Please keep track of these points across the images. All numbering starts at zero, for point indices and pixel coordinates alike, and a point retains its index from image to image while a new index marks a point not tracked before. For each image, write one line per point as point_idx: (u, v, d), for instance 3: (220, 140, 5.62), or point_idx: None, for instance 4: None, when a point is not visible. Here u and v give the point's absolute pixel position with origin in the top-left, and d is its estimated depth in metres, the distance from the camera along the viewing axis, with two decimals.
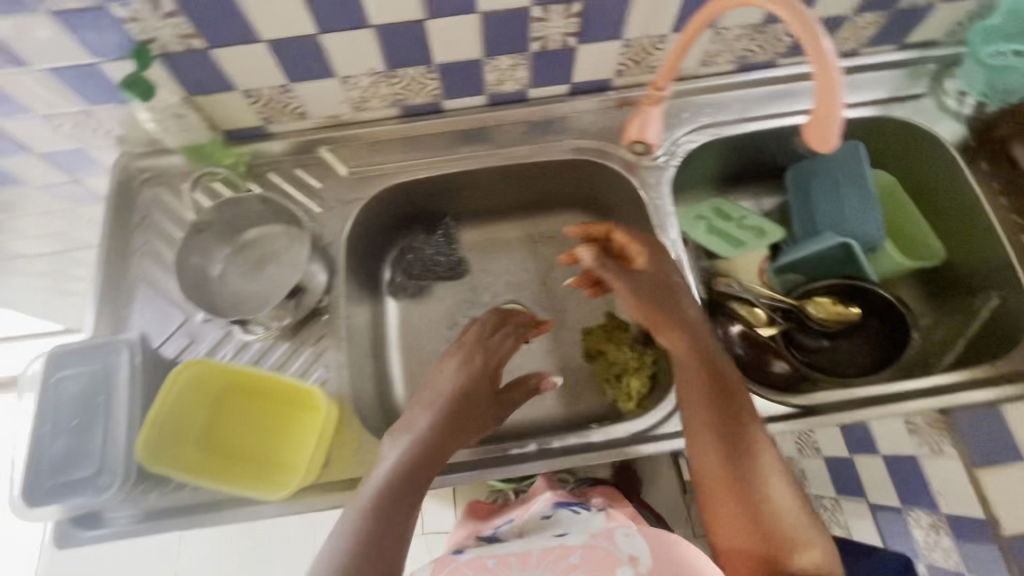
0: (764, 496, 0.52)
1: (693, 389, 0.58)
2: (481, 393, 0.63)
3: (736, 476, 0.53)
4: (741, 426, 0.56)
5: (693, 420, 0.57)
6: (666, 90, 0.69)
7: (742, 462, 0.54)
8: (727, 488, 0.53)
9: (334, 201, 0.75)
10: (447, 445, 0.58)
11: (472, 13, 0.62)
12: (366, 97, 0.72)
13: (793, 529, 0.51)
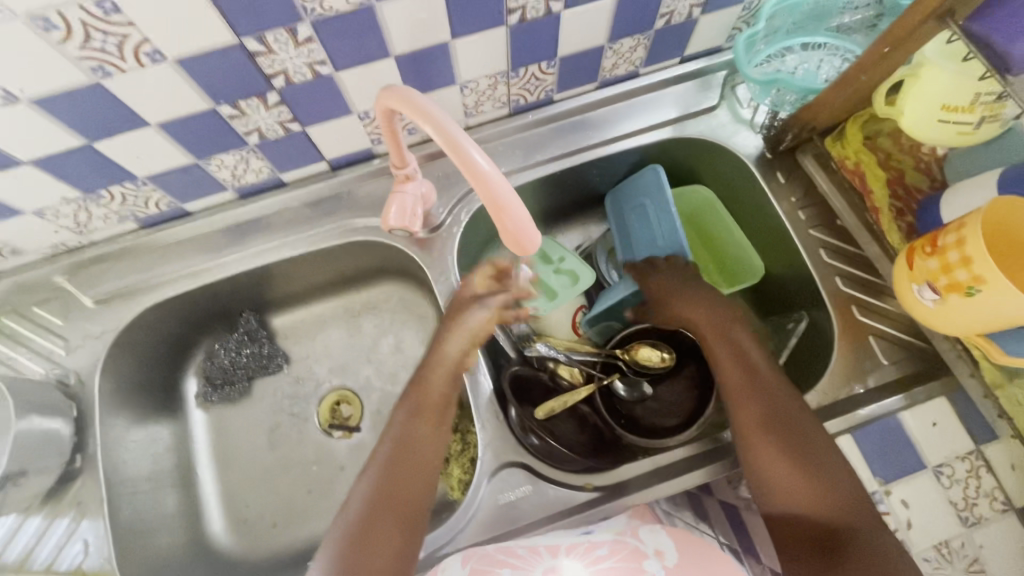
0: (818, 442, 0.54)
1: (731, 369, 0.60)
2: (436, 391, 0.62)
3: (774, 431, 0.54)
4: (771, 390, 0.57)
5: (736, 409, 0.57)
6: (411, 165, 0.60)
7: (799, 433, 0.54)
8: (762, 450, 0.54)
9: (82, 337, 0.67)
10: (423, 456, 0.58)
11: (146, 127, 0.53)
12: (83, 220, 0.63)
13: (828, 472, 0.52)
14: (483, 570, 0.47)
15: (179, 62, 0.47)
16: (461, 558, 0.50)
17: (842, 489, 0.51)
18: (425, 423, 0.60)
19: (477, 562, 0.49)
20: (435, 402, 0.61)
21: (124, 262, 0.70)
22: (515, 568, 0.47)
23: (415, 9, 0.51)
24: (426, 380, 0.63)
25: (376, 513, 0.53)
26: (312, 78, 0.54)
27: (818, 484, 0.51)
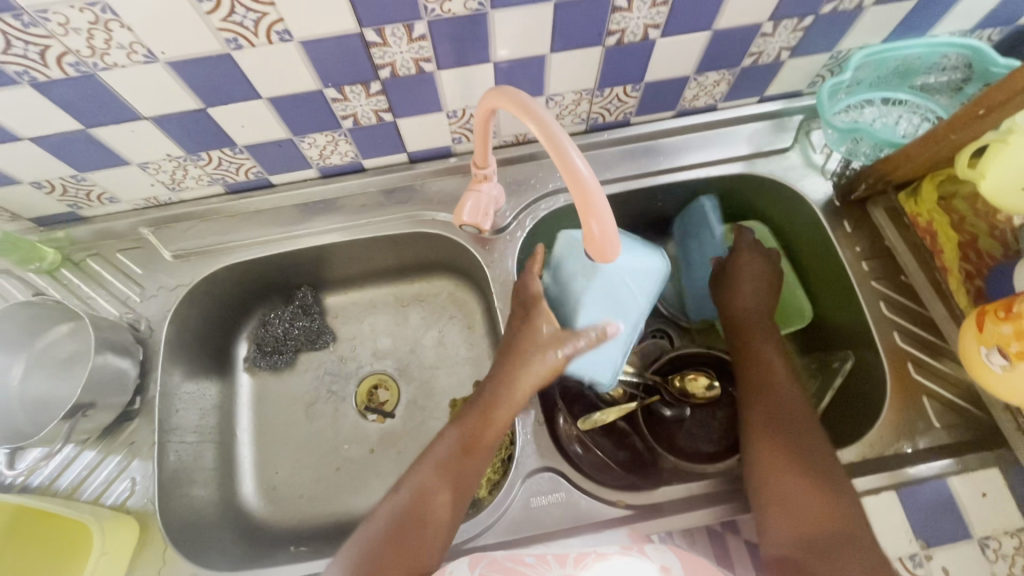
0: (829, 463, 0.54)
1: (764, 410, 0.59)
2: (490, 435, 0.58)
3: (797, 460, 0.54)
4: (796, 418, 0.57)
5: (756, 429, 0.58)
6: (490, 167, 0.62)
7: (818, 464, 0.54)
8: (774, 462, 0.55)
9: (157, 287, 0.71)
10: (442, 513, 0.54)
11: (257, 99, 0.57)
12: (179, 179, 0.68)
13: (836, 494, 0.52)
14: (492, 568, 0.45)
15: (302, 43, 0.51)
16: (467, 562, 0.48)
17: (853, 515, 0.51)
18: (463, 467, 0.56)
19: (484, 566, 0.46)
20: (487, 432, 0.58)
21: (205, 224, 0.74)
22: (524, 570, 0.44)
23: (523, 23, 0.54)
24: (488, 416, 0.59)
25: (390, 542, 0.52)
26: (416, 73, 0.57)
27: (821, 505, 0.52)
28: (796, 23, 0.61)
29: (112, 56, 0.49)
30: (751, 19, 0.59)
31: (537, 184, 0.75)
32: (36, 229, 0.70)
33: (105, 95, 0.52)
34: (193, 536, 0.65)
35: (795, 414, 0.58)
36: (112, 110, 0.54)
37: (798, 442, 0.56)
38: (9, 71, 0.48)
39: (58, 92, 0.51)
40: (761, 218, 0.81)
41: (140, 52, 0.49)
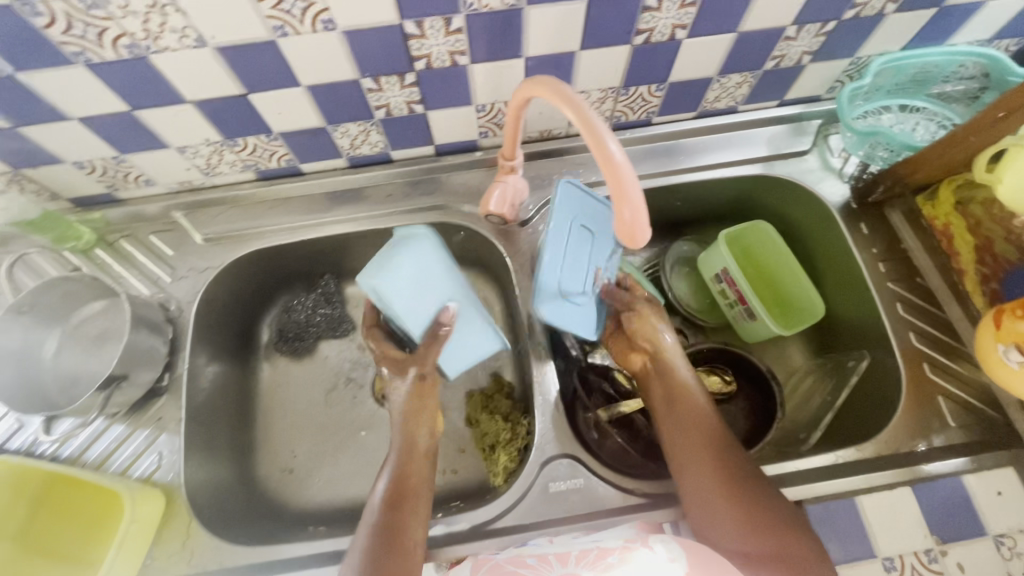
0: (748, 468, 0.55)
1: (681, 431, 0.59)
2: (416, 474, 0.61)
3: (717, 475, 0.55)
4: (710, 432, 0.58)
5: (678, 452, 0.58)
6: (517, 160, 0.64)
7: (739, 472, 0.55)
8: (697, 482, 0.56)
9: (188, 269, 0.73)
10: (417, 531, 0.56)
11: (297, 87, 0.59)
12: (214, 164, 0.70)
13: (779, 520, 0.52)
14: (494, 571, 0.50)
15: (345, 32, 0.53)
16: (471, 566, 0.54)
17: (782, 518, 0.52)
18: (412, 505, 0.58)
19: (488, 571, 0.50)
20: (422, 452, 0.64)
21: (235, 209, 0.76)
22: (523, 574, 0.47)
23: (557, 19, 0.56)
24: (409, 461, 0.62)
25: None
26: (450, 66, 0.59)
27: (757, 528, 0.51)
28: (819, 28, 0.63)
29: (165, 39, 0.51)
30: (777, 22, 0.61)
31: (560, 180, 0.76)
32: (73, 209, 0.72)
33: (154, 78, 0.55)
34: (220, 513, 0.67)
35: (706, 428, 0.59)
36: (159, 93, 0.57)
37: (716, 455, 0.56)
38: (66, 52, 0.50)
39: (110, 74, 0.53)
40: (778, 220, 0.82)
41: (192, 36, 0.51)
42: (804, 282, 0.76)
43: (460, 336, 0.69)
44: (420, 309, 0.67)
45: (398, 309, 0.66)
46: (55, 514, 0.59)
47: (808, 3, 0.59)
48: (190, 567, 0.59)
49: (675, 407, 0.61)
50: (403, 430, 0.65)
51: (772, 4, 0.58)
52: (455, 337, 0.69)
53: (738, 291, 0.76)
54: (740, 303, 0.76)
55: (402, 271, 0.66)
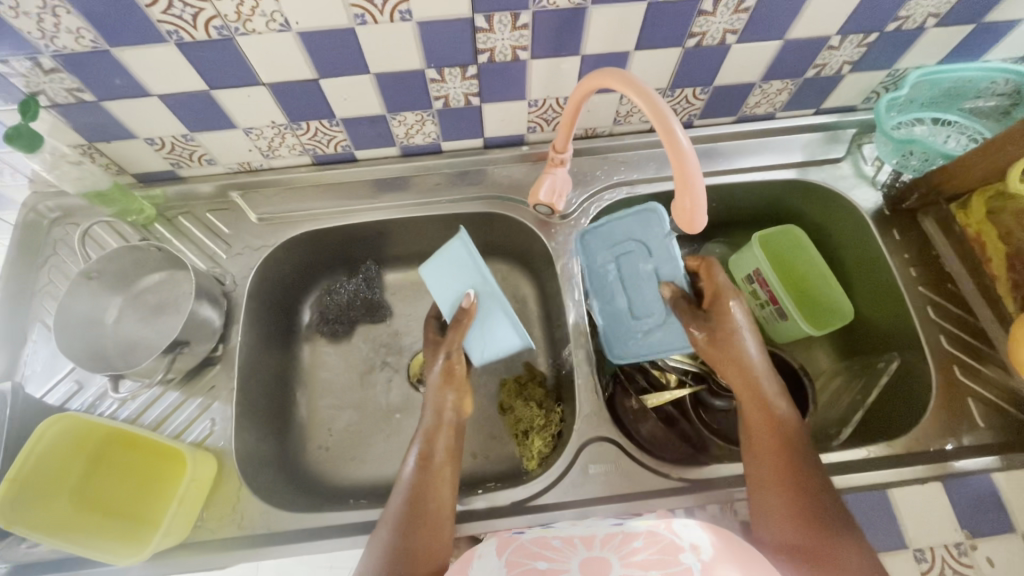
0: (821, 485, 0.55)
1: (756, 435, 0.59)
2: (441, 447, 0.63)
3: (787, 485, 0.55)
4: (786, 442, 0.58)
5: (751, 453, 0.59)
6: (567, 153, 0.67)
7: (810, 488, 0.55)
8: (765, 486, 0.56)
9: (242, 246, 0.76)
10: (443, 500, 0.59)
11: (365, 75, 0.62)
12: (274, 146, 0.73)
13: (848, 544, 0.52)
14: (517, 563, 0.43)
15: (418, 24, 0.57)
16: (497, 548, 0.47)
17: (850, 542, 0.52)
18: (436, 478, 0.60)
19: (513, 554, 0.44)
20: (450, 426, 0.65)
21: (289, 192, 0.79)
22: (550, 559, 0.42)
23: (617, 19, 0.59)
24: (437, 435, 0.63)
25: (403, 559, 0.54)
26: (511, 60, 0.63)
27: (824, 546, 0.52)
28: (861, 39, 0.66)
29: (253, 23, 0.54)
30: (822, 32, 0.64)
31: (601, 176, 0.79)
32: (137, 184, 0.76)
33: (236, 59, 0.58)
34: (268, 482, 0.69)
35: (781, 437, 0.58)
36: (237, 74, 0.60)
37: (790, 466, 0.56)
38: (161, 31, 0.54)
39: (197, 54, 0.57)
40: (810, 224, 0.84)
41: (279, 21, 0.54)
42: (828, 286, 0.78)
43: (490, 325, 0.66)
44: (448, 296, 0.68)
45: (439, 297, 0.68)
46: (113, 472, 0.62)
47: (853, 14, 0.62)
48: (241, 529, 0.62)
49: (753, 410, 0.60)
50: (433, 401, 0.65)
51: (819, 14, 0.61)
52: (478, 327, 0.67)
53: (769, 291, 0.78)
54: (771, 302, 0.78)
55: (445, 263, 0.68)
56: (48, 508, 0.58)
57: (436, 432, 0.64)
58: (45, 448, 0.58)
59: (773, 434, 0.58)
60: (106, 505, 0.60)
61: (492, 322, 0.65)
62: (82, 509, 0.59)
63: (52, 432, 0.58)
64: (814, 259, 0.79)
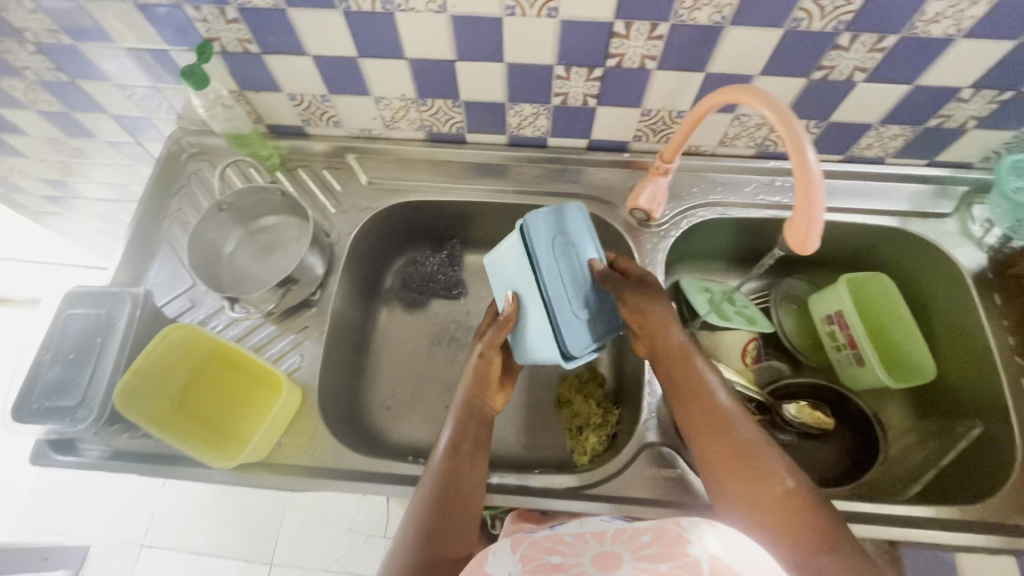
0: (763, 463, 0.56)
1: (693, 419, 0.60)
2: (473, 438, 0.64)
3: (728, 465, 0.57)
4: (721, 425, 0.59)
5: (693, 437, 0.60)
6: (673, 164, 0.69)
7: (752, 468, 0.56)
8: (714, 469, 0.57)
9: (350, 205, 0.82)
10: (472, 486, 0.61)
11: (499, 63, 0.67)
12: (397, 117, 0.78)
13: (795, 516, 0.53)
14: (531, 558, 0.39)
15: (561, 21, 0.60)
16: (510, 545, 0.43)
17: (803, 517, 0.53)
18: (468, 465, 0.62)
19: (525, 548, 0.41)
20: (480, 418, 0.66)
21: (398, 162, 0.85)
22: (564, 555, 0.38)
23: (751, 42, 0.61)
24: (468, 425, 0.65)
25: (433, 536, 0.57)
26: (637, 67, 0.65)
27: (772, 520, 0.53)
28: (994, 95, 0.65)
29: (415, 1, 0.59)
30: (956, 82, 0.63)
31: (696, 194, 0.81)
32: (268, 134, 0.83)
33: (390, 32, 0.63)
34: (338, 424, 0.74)
35: (718, 420, 0.59)
36: (387, 46, 0.66)
37: (725, 448, 0.57)
38: None
39: (358, 22, 0.63)
40: (902, 275, 0.83)
41: (438, 3, 0.59)
42: (913, 340, 0.76)
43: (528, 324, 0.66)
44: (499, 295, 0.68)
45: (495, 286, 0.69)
46: (204, 387, 0.67)
47: (992, 69, 0.61)
48: (312, 460, 0.66)
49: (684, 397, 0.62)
50: (464, 396, 0.67)
51: (958, 63, 0.61)
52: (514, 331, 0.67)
53: (849, 335, 0.77)
54: (849, 347, 0.77)
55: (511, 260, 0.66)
56: (154, 409, 0.63)
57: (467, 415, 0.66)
58: (156, 360, 0.64)
59: (708, 417, 0.60)
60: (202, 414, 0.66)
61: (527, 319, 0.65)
62: (176, 416, 0.65)
63: (168, 337, 0.65)
64: (902, 311, 0.77)
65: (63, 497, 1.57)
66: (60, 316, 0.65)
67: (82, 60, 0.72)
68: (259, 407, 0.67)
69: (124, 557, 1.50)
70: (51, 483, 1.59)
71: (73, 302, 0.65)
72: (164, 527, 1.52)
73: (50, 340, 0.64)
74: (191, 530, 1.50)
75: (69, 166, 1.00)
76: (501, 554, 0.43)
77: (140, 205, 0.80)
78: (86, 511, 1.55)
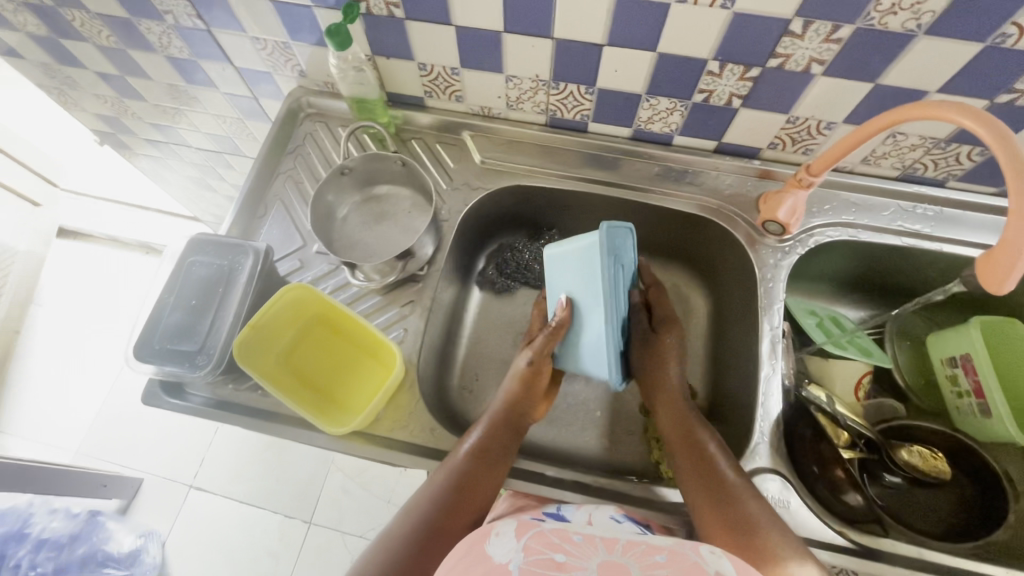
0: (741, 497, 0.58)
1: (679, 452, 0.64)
2: (503, 439, 0.65)
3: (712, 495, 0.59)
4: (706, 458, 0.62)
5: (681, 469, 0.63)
6: (818, 178, 0.65)
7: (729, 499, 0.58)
8: (697, 501, 0.60)
9: (462, 182, 0.81)
10: (488, 485, 0.61)
11: (650, 52, 0.63)
12: (523, 98, 0.76)
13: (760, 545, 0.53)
14: (535, 550, 0.45)
15: (734, 14, 0.56)
16: (515, 531, 0.50)
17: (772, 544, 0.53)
18: (489, 467, 0.62)
19: (533, 541, 0.47)
20: (513, 422, 0.66)
21: (512, 144, 0.83)
22: (568, 553, 0.44)
23: (941, 55, 0.56)
24: (508, 425, 0.66)
25: (439, 515, 0.58)
26: (801, 70, 0.61)
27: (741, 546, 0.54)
28: None
29: None
30: None
31: (825, 212, 0.76)
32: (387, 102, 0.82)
33: (545, 9, 0.61)
34: (431, 403, 0.73)
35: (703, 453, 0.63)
36: (536, 22, 0.63)
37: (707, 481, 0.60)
38: None
39: None
40: None
41: None
42: None
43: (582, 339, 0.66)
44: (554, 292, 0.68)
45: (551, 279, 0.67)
46: (305, 342, 0.67)
47: None
48: (411, 437, 0.65)
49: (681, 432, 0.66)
50: (507, 402, 0.68)
51: None
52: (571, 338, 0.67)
53: (977, 382, 0.70)
54: (974, 395, 0.71)
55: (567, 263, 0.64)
56: (275, 352, 0.65)
57: (506, 419, 0.66)
58: (275, 311, 0.65)
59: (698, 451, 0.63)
60: (307, 362, 0.67)
61: (590, 328, 0.64)
62: (283, 361, 0.66)
63: (286, 295, 0.65)
64: None
65: (122, 429, 1.63)
66: (183, 262, 0.66)
67: (224, 10, 0.72)
68: (362, 373, 0.67)
69: (172, 493, 1.56)
70: (113, 412, 1.66)
71: (198, 250, 0.66)
72: (213, 469, 1.57)
73: (173, 284, 0.65)
74: (238, 476, 1.56)
75: (180, 113, 1.01)
76: (505, 536, 0.50)
77: (257, 160, 0.81)
78: (142, 444, 1.62)
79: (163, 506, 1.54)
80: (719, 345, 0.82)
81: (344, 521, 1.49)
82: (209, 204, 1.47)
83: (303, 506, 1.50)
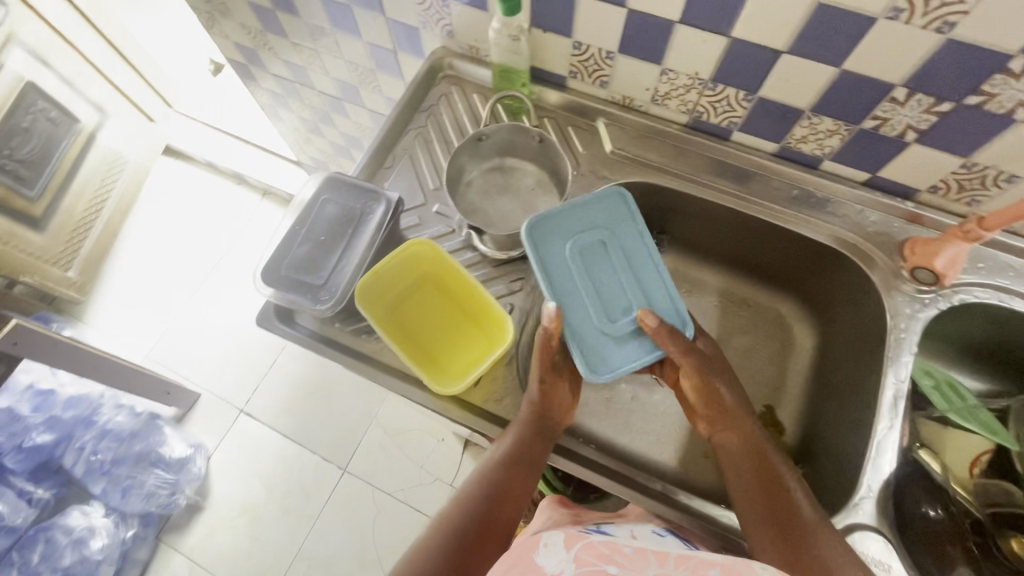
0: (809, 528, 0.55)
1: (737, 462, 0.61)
2: (535, 447, 0.61)
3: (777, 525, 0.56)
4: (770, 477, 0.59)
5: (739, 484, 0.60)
6: (990, 233, 0.63)
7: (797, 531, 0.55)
8: (755, 524, 0.57)
9: (588, 169, 0.79)
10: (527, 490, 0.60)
11: (833, 68, 0.59)
12: (672, 94, 0.74)
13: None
14: (587, 561, 0.44)
15: (947, 41, 0.52)
16: (564, 542, 0.48)
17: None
18: (523, 475, 0.60)
19: (583, 553, 0.45)
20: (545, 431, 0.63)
21: (645, 140, 0.80)
22: (620, 565, 0.42)
23: None
24: (540, 434, 0.62)
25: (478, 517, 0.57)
26: (1002, 113, 0.56)
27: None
28: None
29: None
30: None
31: (976, 270, 0.70)
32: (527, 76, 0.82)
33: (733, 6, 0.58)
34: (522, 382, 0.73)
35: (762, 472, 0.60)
36: (718, 18, 0.60)
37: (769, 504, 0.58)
38: None
39: None
40: None
41: None
42: None
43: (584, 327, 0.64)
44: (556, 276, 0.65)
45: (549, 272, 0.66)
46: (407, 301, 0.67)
47: None
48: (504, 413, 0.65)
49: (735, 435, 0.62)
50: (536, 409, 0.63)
51: None
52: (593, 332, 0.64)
53: None
54: None
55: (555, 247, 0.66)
56: (386, 305, 0.66)
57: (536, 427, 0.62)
58: (381, 266, 0.66)
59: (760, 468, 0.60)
60: (413, 321, 0.66)
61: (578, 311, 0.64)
62: (389, 315, 0.66)
63: (406, 250, 0.67)
64: None
65: (190, 344, 1.72)
66: (316, 199, 0.68)
67: None
68: (467, 340, 0.66)
69: (224, 413, 1.63)
70: (184, 326, 1.75)
71: (331, 190, 0.68)
72: (265, 399, 1.64)
73: (305, 217, 0.67)
74: (287, 410, 1.62)
75: (315, 54, 1.04)
76: (554, 547, 0.48)
77: (392, 112, 0.82)
78: (205, 361, 1.70)
79: (214, 423, 1.62)
80: (822, 387, 0.78)
81: (376, 477, 1.52)
82: (312, 149, 1.52)
83: (341, 453, 1.55)
